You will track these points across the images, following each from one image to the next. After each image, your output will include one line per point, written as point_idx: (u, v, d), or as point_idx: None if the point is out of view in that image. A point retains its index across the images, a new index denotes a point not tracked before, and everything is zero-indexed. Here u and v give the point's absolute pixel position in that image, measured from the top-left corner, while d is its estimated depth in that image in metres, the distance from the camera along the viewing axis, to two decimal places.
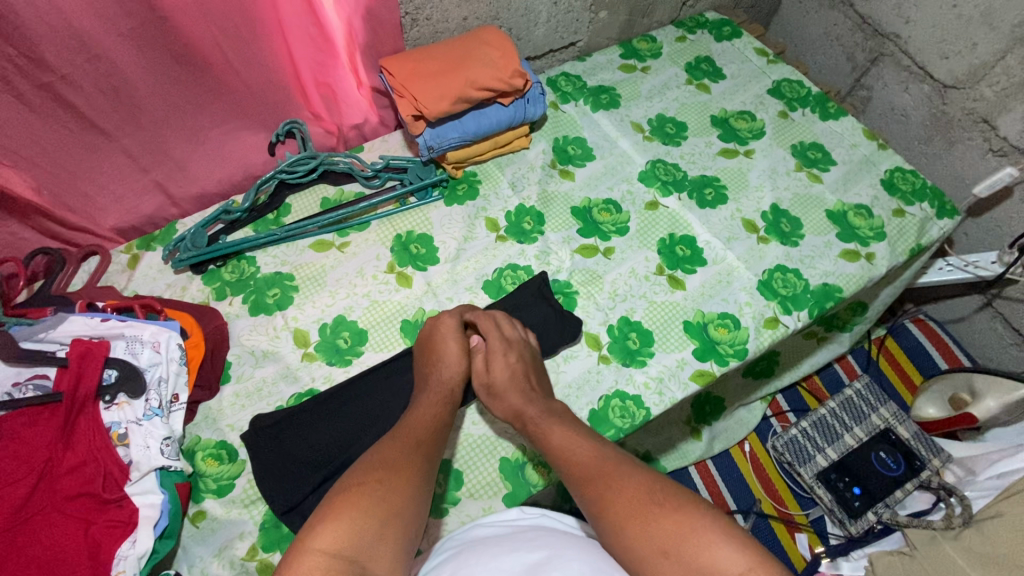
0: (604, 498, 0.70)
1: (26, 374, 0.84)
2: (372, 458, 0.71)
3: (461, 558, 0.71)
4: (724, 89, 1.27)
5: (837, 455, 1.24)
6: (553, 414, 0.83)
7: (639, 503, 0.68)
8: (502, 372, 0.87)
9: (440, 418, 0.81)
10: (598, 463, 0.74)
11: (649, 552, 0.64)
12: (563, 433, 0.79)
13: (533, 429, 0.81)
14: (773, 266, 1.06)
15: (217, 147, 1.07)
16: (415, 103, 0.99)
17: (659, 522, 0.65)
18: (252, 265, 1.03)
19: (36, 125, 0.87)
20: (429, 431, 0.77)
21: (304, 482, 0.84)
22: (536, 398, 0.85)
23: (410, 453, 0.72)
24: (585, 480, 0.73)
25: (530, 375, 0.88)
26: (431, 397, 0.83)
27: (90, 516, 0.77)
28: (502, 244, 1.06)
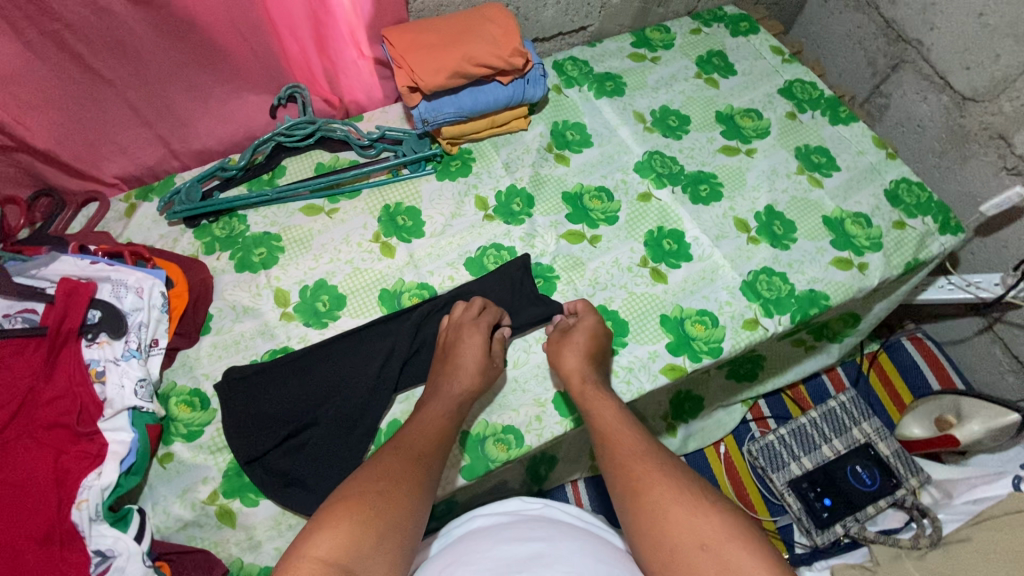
0: (650, 480, 0.71)
1: (16, 307, 0.88)
2: (374, 468, 0.72)
3: (463, 547, 0.73)
4: (734, 85, 1.25)
5: (812, 465, 1.23)
6: (605, 393, 0.86)
7: (687, 494, 0.69)
8: (582, 335, 0.90)
9: (445, 429, 0.81)
10: (645, 450, 0.76)
11: (688, 541, 0.65)
12: (616, 413, 0.82)
13: (591, 396, 0.85)
14: (759, 268, 1.04)
15: (220, 106, 1.08)
16: (411, 74, 0.99)
17: (702, 516, 0.66)
18: (242, 223, 1.05)
19: (43, 73, 0.90)
20: (432, 443, 0.78)
21: (270, 436, 0.87)
22: (596, 376, 0.87)
23: (410, 467, 0.73)
24: (630, 458, 0.75)
25: (599, 354, 0.90)
26: (435, 408, 0.83)
27: (62, 446, 0.81)
28: (489, 223, 1.07)
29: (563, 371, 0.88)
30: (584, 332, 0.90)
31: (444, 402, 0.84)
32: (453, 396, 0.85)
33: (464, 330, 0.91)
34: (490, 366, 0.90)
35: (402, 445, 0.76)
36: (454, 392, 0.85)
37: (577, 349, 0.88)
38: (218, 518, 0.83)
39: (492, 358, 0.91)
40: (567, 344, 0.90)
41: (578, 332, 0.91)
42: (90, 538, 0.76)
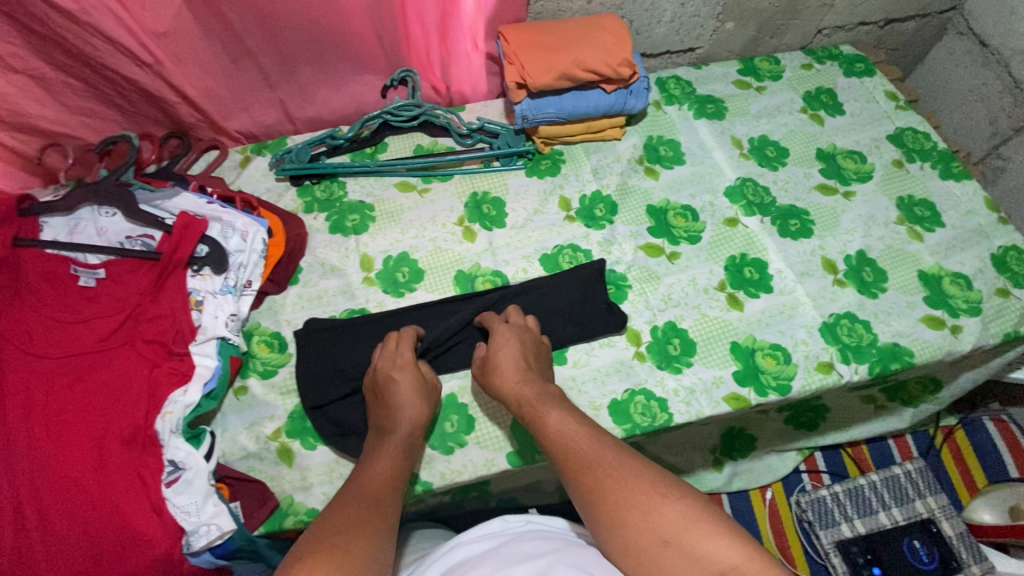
0: (604, 486, 0.69)
1: (138, 231, 0.98)
2: (326, 517, 0.66)
3: None
4: (840, 124, 1.21)
5: (865, 529, 1.16)
6: (551, 398, 0.83)
7: (643, 491, 0.67)
8: (504, 356, 0.87)
9: (401, 471, 0.76)
10: (593, 452, 0.73)
11: (650, 540, 0.64)
12: (559, 417, 0.79)
13: (530, 410, 0.81)
14: (842, 312, 1.00)
15: (338, 80, 1.16)
16: (521, 71, 1.02)
17: (659, 511, 0.65)
18: (341, 189, 1.12)
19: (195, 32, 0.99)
20: (390, 488, 0.73)
21: (336, 388, 0.92)
22: (535, 380, 0.86)
23: (363, 513, 0.67)
24: (580, 466, 0.72)
25: (529, 359, 0.88)
26: (387, 449, 0.78)
27: (157, 360, 0.88)
28: (569, 224, 1.08)
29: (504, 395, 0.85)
30: (502, 342, 0.89)
31: (403, 442, 0.80)
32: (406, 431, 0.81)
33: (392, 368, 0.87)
34: (429, 394, 0.87)
35: (357, 493, 0.70)
36: (409, 425, 0.82)
37: (505, 367, 0.86)
38: (277, 454, 0.89)
39: (428, 379, 0.89)
40: (497, 363, 0.87)
41: (503, 348, 0.88)
42: (167, 448, 0.83)
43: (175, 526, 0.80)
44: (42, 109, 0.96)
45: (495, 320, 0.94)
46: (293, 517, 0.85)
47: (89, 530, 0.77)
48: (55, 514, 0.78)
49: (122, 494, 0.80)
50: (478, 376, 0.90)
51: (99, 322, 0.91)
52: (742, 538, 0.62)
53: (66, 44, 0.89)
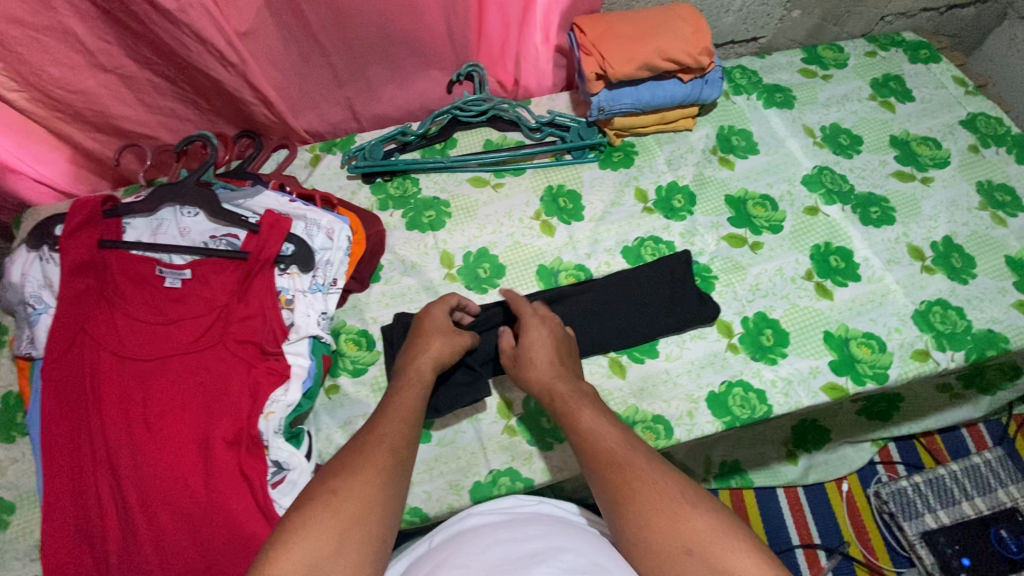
0: (629, 486, 0.65)
1: (222, 231, 0.98)
2: (342, 461, 0.65)
3: (450, 547, 0.68)
4: (911, 111, 1.20)
5: (949, 520, 1.15)
6: (585, 396, 0.79)
7: (671, 498, 0.63)
8: (536, 350, 0.84)
9: (420, 407, 0.75)
10: (624, 453, 0.69)
11: (674, 547, 0.60)
12: (592, 416, 0.74)
13: (560, 405, 0.77)
14: (933, 299, 0.99)
15: (405, 77, 1.14)
16: (601, 61, 1.01)
17: (686, 520, 0.61)
18: (414, 186, 1.11)
19: (271, 30, 0.97)
20: (405, 423, 0.71)
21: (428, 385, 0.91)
22: (569, 375, 0.83)
23: (376, 453, 0.65)
24: (610, 465, 0.68)
25: (560, 353, 0.86)
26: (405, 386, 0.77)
27: (252, 360, 0.88)
28: (649, 215, 1.07)
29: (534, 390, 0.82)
30: (535, 335, 0.86)
31: (411, 375, 0.79)
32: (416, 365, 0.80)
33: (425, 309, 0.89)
34: (459, 336, 0.86)
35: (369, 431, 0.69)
36: (421, 362, 0.81)
37: (533, 361, 0.84)
38: None
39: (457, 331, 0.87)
40: (529, 357, 0.84)
41: (535, 344, 0.85)
42: (270, 448, 0.83)
43: None
44: (125, 109, 0.97)
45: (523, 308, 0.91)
46: None
47: (201, 533, 0.78)
48: (164, 518, 0.78)
49: (231, 494, 0.79)
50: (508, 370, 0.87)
51: (190, 323, 0.89)
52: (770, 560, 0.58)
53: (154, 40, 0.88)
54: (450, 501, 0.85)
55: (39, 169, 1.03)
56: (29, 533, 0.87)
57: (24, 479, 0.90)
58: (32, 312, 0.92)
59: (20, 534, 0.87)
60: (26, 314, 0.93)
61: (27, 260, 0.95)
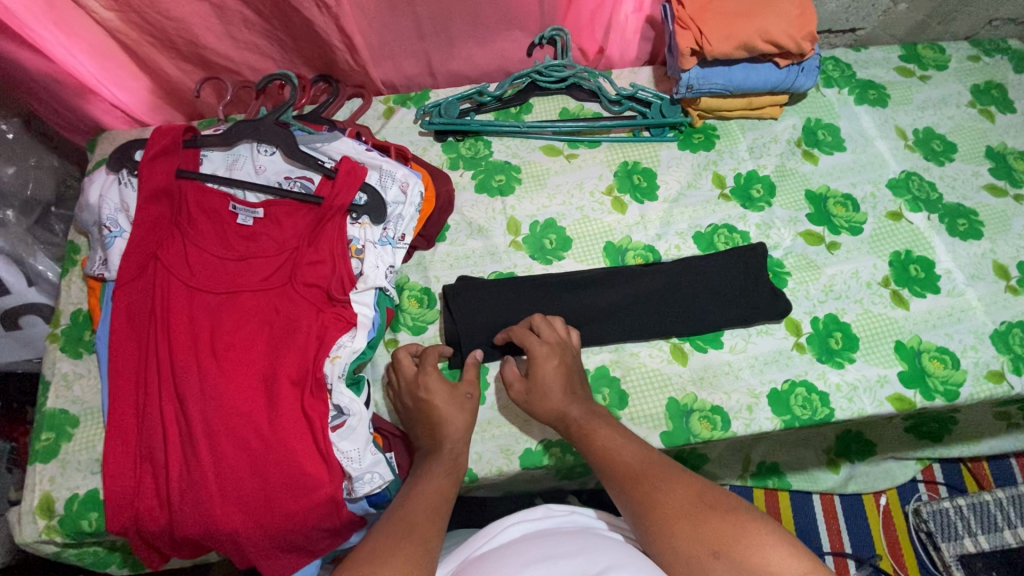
0: (650, 499, 0.67)
1: (296, 173, 0.97)
2: (370, 551, 0.62)
3: (482, 570, 0.64)
4: (1012, 123, 1.14)
5: (989, 545, 1.14)
6: (598, 417, 0.79)
7: (692, 504, 0.65)
8: (548, 377, 0.82)
9: (449, 497, 0.73)
10: (643, 465, 0.71)
11: (700, 551, 0.61)
12: (608, 433, 0.76)
13: (577, 430, 0.78)
14: (1015, 320, 0.95)
15: (488, 36, 1.10)
16: (698, 36, 0.96)
17: (710, 522, 0.62)
18: (486, 148, 1.09)
19: None
20: (431, 511, 0.69)
21: (477, 336, 0.92)
22: (584, 400, 0.82)
23: (411, 544, 0.63)
24: (629, 478, 0.70)
25: (572, 380, 0.84)
26: (438, 470, 0.76)
27: (319, 305, 0.88)
28: (724, 203, 1.04)
29: (546, 419, 0.82)
30: (546, 370, 0.83)
31: (450, 461, 0.77)
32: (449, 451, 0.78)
33: (416, 386, 0.83)
34: (467, 403, 0.83)
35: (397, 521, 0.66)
36: (462, 454, 0.80)
37: (547, 394, 0.82)
38: None
39: (462, 389, 0.84)
40: (542, 386, 0.82)
41: (544, 373, 0.82)
42: (332, 393, 0.84)
43: (340, 471, 0.82)
44: (215, 43, 0.98)
45: (529, 337, 0.86)
46: None
47: (262, 465, 0.80)
48: (227, 447, 0.80)
49: (294, 434, 0.82)
50: (522, 403, 0.84)
51: (260, 263, 0.89)
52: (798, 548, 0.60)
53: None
54: (500, 465, 0.86)
55: (119, 95, 1.05)
56: (91, 447, 0.88)
57: (89, 394, 0.91)
58: (107, 235, 0.91)
59: (84, 447, 0.88)
60: (101, 236, 0.93)
61: (105, 182, 0.95)
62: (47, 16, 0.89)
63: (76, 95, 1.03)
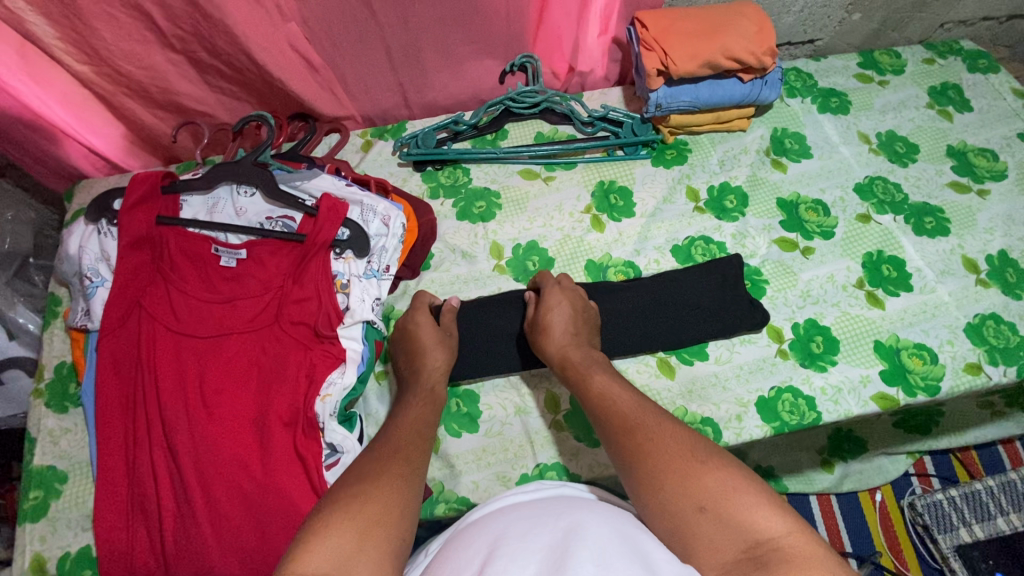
0: (642, 452, 0.67)
1: (277, 213, 0.98)
2: (360, 474, 0.64)
3: (469, 533, 0.64)
4: (969, 121, 1.18)
5: (984, 534, 1.17)
6: (596, 362, 0.83)
7: (682, 457, 0.64)
8: (554, 314, 0.88)
9: (430, 423, 0.77)
10: (636, 418, 0.72)
11: (686, 506, 0.60)
12: (604, 379, 0.80)
13: (574, 372, 0.82)
14: (987, 313, 0.98)
15: (460, 65, 1.12)
16: (663, 57, 1.00)
17: (699, 478, 0.61)
18: (465, 175, 1.11)
19: (334, 14, 0.96)
20: (416, 435, 0.73)
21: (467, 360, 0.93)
22: (583, 344, 0.86)
23: (393, 465, 0.66)
24: (625, 430, 0.70)
25: (577, 324, 0.88)
26: (418, 400, 0.81)
27: (307, 343, 0.88)
28: (699, 215, 1.07)
29: (549, 357, 0.87)
30: (553, 304, 0.89)
31: (428, 391, 0.83)
32: (427, 378, 0.84)
33: (409, 318, 0.92)
34: (450, 342, 0.89)
35: (387, 444, 0.70)
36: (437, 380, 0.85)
37: (549, 326, 0.87)
38: None
39: (445, 329, 0.91)
40: (546, 322, 0.87)
41: (552, 308, 0.88)
42: (325, 431, 0.84)
43: None
44: (190, 87, 1.00)
45: (547, 282, 0.93)
46: (444, 504, 0.86)
47: (255, 508, 0.80)
48: (218, 492, 0.79)
49: (288, 475, 0.81)
50: (530, 338, 0.90)
51: (244, 304, 0.89)
52: (785, 509, 0.58)
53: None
54: (497, 491, 0.87)
55: (94, 142, 1.05)
56: (81, 503, 0.87)
57: (77, 449, 0.90)
58: (89, 285, 0.91)
59: (74, 504, 0.86)
60: (83, 286, 0.92)
61: (84, 233, 0.95)
62: (20, 69, 0.90)
63: (52, 145, 1.03)
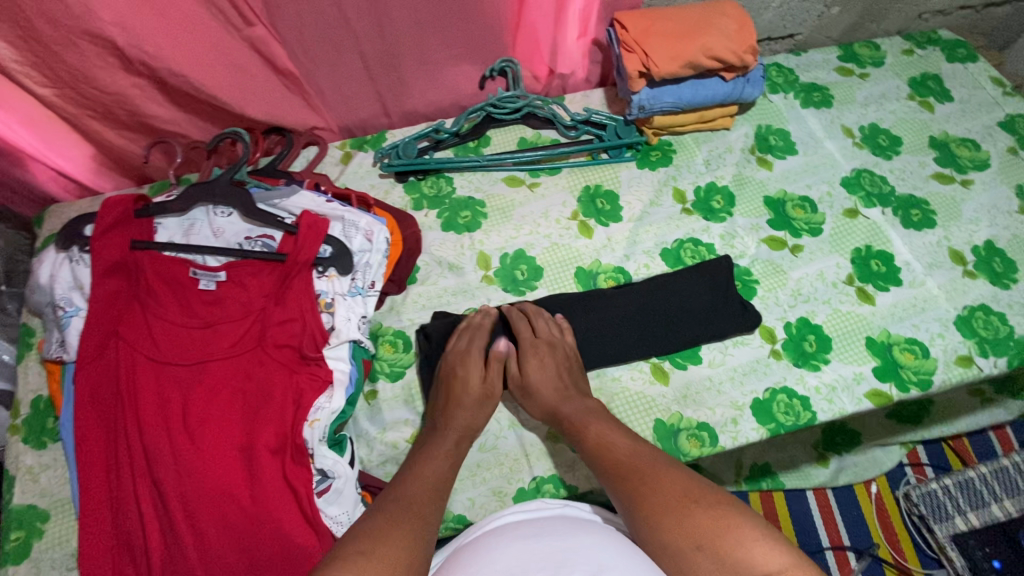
0: (639, 493, 0.68)
1: (256, 232, 0.95)
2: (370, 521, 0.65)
3: (472, 550, 0.67)
4: (950, 112, 1.19)
5: (979, 522, 1.17)
6: (589, 412, 0.82)
7: (679, 497, 0.66)
8: (535, 375, 0.87)
9: (446, 479, 0.76)
10: (633, 461, 0.73)
11: (685, 544, 0.62)
12: (599, 429, 0.79)
13: (568, 426, 0.82)
14: (976, 304, 0.98)
15: (439, 72, 1.10)
16: (644, 58, 0.98)
17: (696, 516, 0.63)
18: (449, 185, 1.09)
19: (306, 23, 0.93)
20: (430, 490, 0.72)
21: None
22: (573, 396, 0.85)
23: (407, 517, 0.66)
24: (622, 473, 0.72)
25: (563, 376, 0.87)
26: (439, 452, 0.79)
27: (292, 366, 0.86)
28: (687, 217, 1.06)
29: (538, 416, 0.87)
30: (533, 365, 0.87)
31: (450, 442, 0.81)
32: (456, 429, 0.82)
33: (462, 360, 0.88)
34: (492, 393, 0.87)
35: (400, 492, 0.70)
36: (458, 426, 0.83)
37: (532, 390, 0.86)
38: None
39: (495, 361, 0.90)
40: (529, 386, 0.87)
41: (532, 370, 0.87)
42: (315, 457, 0.83)
43: (330, 538, 0.80)
44: (159, 105, 0.97)
45: (523, 331, 0.91)
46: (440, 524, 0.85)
47: (246, 541, 0.77)
48: (208, 527, 0.77)
49: (278, 503, 0.80)
50: (516, 398, 0.90)
51: (225, 329, 0.87)
52: (782, 543, 0.60)
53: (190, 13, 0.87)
54: (494, 508, 0.85)
55: (62, 164, 1.02)
56: (65, 542, 0.84)
57: (58, 486, 0.87)
58: (62, 315, 0.88)
59: (56, 543, 0.84)
60: (56, 317, 0.89)
61: (55, 261, 0.91)
62: None
63: (17, 170, 0.99)
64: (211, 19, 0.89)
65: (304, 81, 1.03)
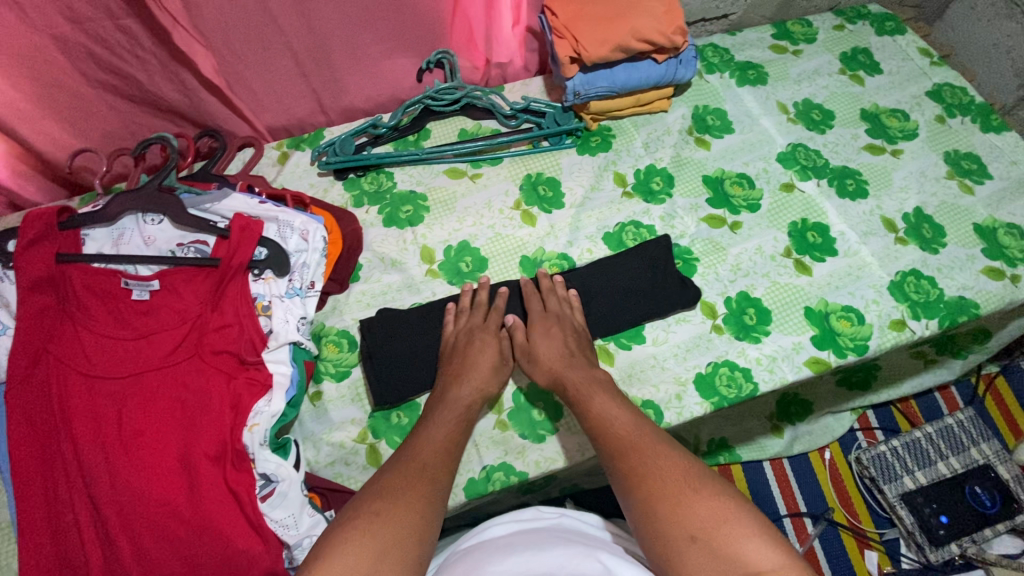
0: (638, 472, 0.70)
1: (189, 238, 0.93)
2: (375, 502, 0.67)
3: (470, 557, 0.68)
4: (880, 84, 1.21)
5: (926, 480, 1.20)
6: (595, 382, 0.84)
7: (676, 482, 0.67)
8: (541, 342, 0.89)
9: (452, 450, 0.78)
10: (634, 437, 0.75)
11: (678, 533, 0.62)
12: (604, 401, 0.81)
13: (574, 393, 0.83)
14: (908, 270, 1.01)
15: (373, 66, 1.08)
16: (575, 44, 0.99)
17: (691, 507, 0.64)
18: (389, 180, 1.08)
19: (227, 22, 0.91)
20: (434, 458, 0.75)
21: (400, 378, 0.92)
22: (579, 365, 0.87)
23: (410, 498, 0.68)
24: (624, 450, 0.73)
25: (570, 345, 0.89)
26: (445, 416, 0.82)
27: (231, 372, 0.85)
28: (628, 200, 1.07)
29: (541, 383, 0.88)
30: (543, 332, 0.90)
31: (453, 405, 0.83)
32: (460, 399, 0.84)
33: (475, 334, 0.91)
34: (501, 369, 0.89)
35: (401, 465, 0.73)
36: (465, 390, 0.85)
37: (535, 353, 0.89)
38: (366, 456, 0.88)
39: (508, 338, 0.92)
40: (534, 349, 0.89)
41: (540, 337, 0.90)
42: (256, 461, 0.81)
43: (277, 543, 0.79)
44: None
45: (533, 299, 0.95)
46: None
47: (190, 552, 0.77)
48: (148, 540, 0.76)
49: (220, 511, 0.78)
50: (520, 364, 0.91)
51: (156, 339, 0.85)
52: (777, 541, 0.59)
53: (104, 14, 0.85)
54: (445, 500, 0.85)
55: None
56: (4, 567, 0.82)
57: None
58: None
59: None
60: None
61: None
62: None
63: None
64: (127, 21, 0.86)
65: (232, 81, 1.00)
